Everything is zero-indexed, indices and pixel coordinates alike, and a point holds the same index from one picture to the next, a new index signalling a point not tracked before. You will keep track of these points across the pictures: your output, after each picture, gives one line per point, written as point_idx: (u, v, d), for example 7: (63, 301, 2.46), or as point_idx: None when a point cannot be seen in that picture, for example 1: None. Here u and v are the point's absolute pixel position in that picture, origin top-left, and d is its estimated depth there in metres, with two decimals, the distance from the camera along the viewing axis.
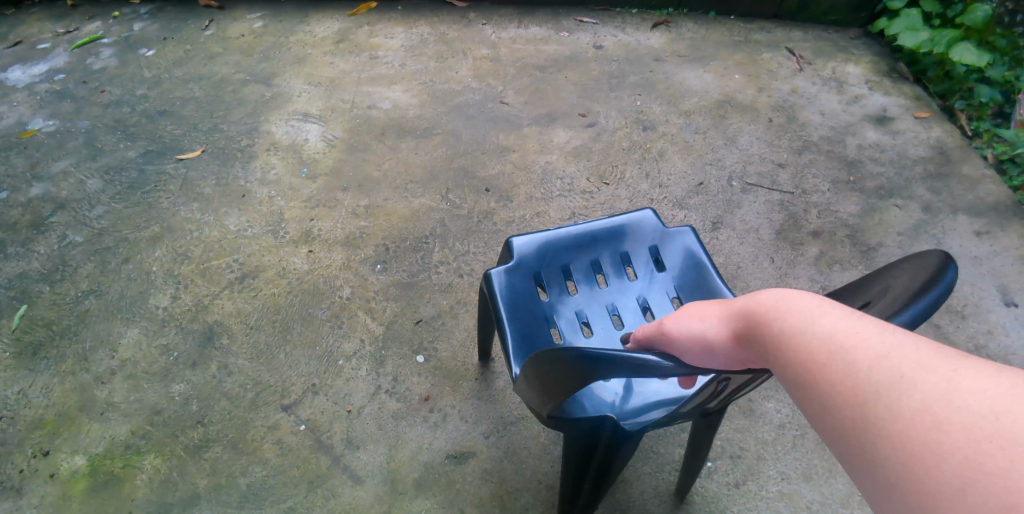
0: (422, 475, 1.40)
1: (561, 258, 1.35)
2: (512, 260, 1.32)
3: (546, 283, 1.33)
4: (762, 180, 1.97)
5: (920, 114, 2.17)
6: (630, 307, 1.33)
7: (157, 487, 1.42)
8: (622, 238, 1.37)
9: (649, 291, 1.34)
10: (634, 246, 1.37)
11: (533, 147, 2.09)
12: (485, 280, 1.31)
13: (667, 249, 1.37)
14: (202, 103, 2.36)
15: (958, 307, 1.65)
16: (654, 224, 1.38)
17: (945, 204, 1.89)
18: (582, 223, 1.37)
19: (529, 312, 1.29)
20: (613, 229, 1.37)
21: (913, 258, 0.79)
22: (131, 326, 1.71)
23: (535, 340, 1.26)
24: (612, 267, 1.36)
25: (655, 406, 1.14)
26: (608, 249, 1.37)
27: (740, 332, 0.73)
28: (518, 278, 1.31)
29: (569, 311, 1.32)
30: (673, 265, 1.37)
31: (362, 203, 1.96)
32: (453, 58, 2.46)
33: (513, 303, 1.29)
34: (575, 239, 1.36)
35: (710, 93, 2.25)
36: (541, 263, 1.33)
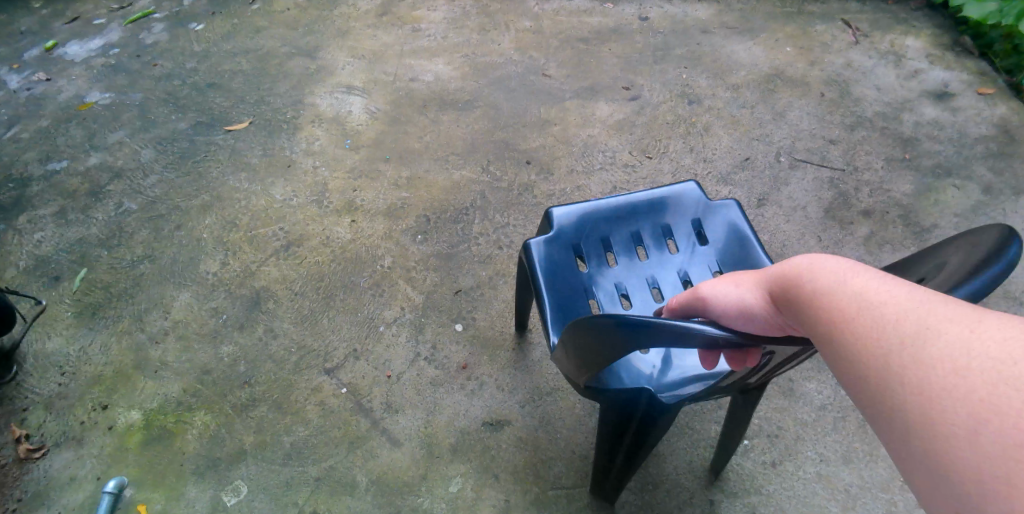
0: (458, 441, 1.42)
1: (601, 230, 1.34)
2: (552, 230, 1.32)
3: (584, 254, 1.32)
4: (811, 156, 1.91)
5: (984, 91, 2.06)
6: (670, 280, 1.31)
7: (206, 443, 1.49)
8: (663, 211, 1.36)
9: (691, 265, 1.32)
10: (677, 218, 1.36)
11: (575, 120, 2.07)
12: (523, 250, 1.32)
13: (710, 222, 1.35)
14: (250, 76, 2.41)
15: (1017, 293, 1.58)
16: (696, 197, 1.37)
17: (1007, 185, 1.80)
18: (623, 195, 1.36)
19: (567, 283, 1.29)
20: (654, 200, 1.36)
21: (973, 232, 0.76)
22: (183, 290, 1.78)
23: (573, 310, 1.26)
24: (652, 240, 1.35)
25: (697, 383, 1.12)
26: (649, 222, 1.36)
27: (775, 296, 0.71)
28: (557, 249, 1.31)
29: (607, 283, 1.31)
30: (717, 238, 1.34)
31: (404, 174, 1.98)
32: (495, 31, 2.44)
33: (552, 273, 1.29)
34: (615, 211, 1.35)
35: (758, 66, 2.19)
36: (581, 234, 1.33)
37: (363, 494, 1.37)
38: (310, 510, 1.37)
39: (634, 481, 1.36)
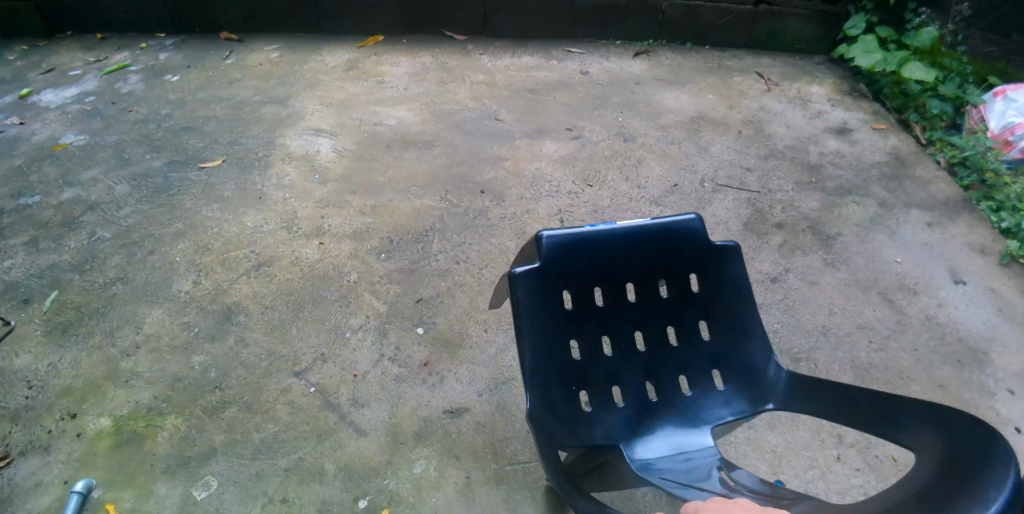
0: (421, 427, 1.52)
1: (594, 264, 1.18)
2: (540, 260, 1.15)
3: (573, 291, 1.17)
4: (732, 181, 2.17)
5: (878, 126, 2.42)
6: (659, 328, 1.23)
7: (177, 443, 1.56)
8: (663, 247, 1.21)
9: (681, 311, 1.24)
10: (674, 257, 1.22)
11: (524, 156, 2.29)
12: (508, 283, 1.14)
13: (709, 267, 1.24)
14: (223, 120, 2.58)
15: (910, 284, 1.85)
16: (701, 235, 1.22)
17: (899, 203, 2.11)
18: (622, 223, 1.18)
19: (553, 324, 1.16)
20: (654, 235, 1.20)
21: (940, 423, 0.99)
22: (155, 308, 1.87)
23: (557, 356, 1.16)
24: (646, 279, 1.22)
25: (700, 470, 1.21)
26: (646, 259, 1.20)
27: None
28: (543, 283, 1.15)
29: (594, 324, 1.20)
30: (711, 288, 1.25)
31: (369, 204, 2.13)
32: (453, 83, 2.70)
33: (536, 312, 1.15)
34: (612, 243, 1.18)
35: (686, 110, 2.49)
36: (572, 267, 1.16)
37: (331, 480, 1.44)
38: (280, 498, 1.43)
39: None
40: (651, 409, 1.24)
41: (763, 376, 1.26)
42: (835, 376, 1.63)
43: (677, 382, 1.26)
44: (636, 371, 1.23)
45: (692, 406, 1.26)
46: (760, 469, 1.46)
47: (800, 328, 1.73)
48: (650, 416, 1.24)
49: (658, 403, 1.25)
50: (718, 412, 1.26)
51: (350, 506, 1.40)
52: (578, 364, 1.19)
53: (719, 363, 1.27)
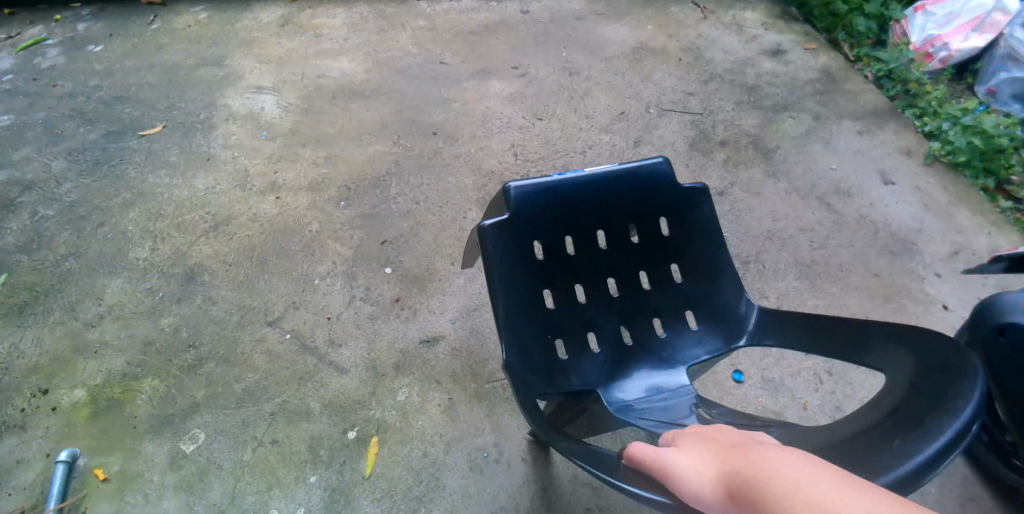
0: (400, 359, 1.57)
1: (563, 213, 1.19)
2: (509, 211, 1.15)
3: (544, 242, 1.19)
4: (675, 105, 2.25)
5: (809, 47, 2.52)
6: (629, 274, 1.26)
7: (158, 404, 1.54)
8: (630, 193, 1.22)
9: (650, 255, 1.27)
10: (642, 203, 1.23)
11: (472, 97, 2.30)
12: (479, 236, 1.14)
13: (677, 211, 1.25)
14: (157, 87, 2.48)
15: (847, 188, 1.98)
16: (668, 177, 1.22)
17: (831, 114, 2.24)
18: (589, 171, 1.19)
19: (526, 274, 1.18)
20: (622, 181, 1.20)
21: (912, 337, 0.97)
22: (115, 277, 1.80)
23: (529, 306, 1.18)
24: (615, 225, 1.23)
25: (678, 406, 1.26)
26: (614, 205, 1.21)
27: (730, 484, 0.76)
28: (512, 234, 1.16)
29: (566, 274, 1.22)
30: (679, 232, 1.27)
31: (322, 154, 2.12)
32: (393, 32, 2.66)
33: (507, 263, 1.15)
34: (579, 190, 1.19)
35: (626, 42, 2.53)
36: (540, 218, 1.17)
37: (318, 417, 1.48)
38: (270, 440, 1.46)
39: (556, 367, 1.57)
40: (627, 352, 1.29)
41: (734, 313, 1.29)
42: (781, 273, 1.75)
43: (650, 325, 1.29)
44: (609, 316, 1.26)
45: (667, 346, 1.30)
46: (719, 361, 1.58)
47: (748, 234, 1.84)
48: (627, 360, 1.29)
49: (633, 346, 1.29)
50: (693, 350, 1.30)
51: (340, 438, 1.45)
52: (551, 312, 1.21)
53: (691, 303, 1.30)
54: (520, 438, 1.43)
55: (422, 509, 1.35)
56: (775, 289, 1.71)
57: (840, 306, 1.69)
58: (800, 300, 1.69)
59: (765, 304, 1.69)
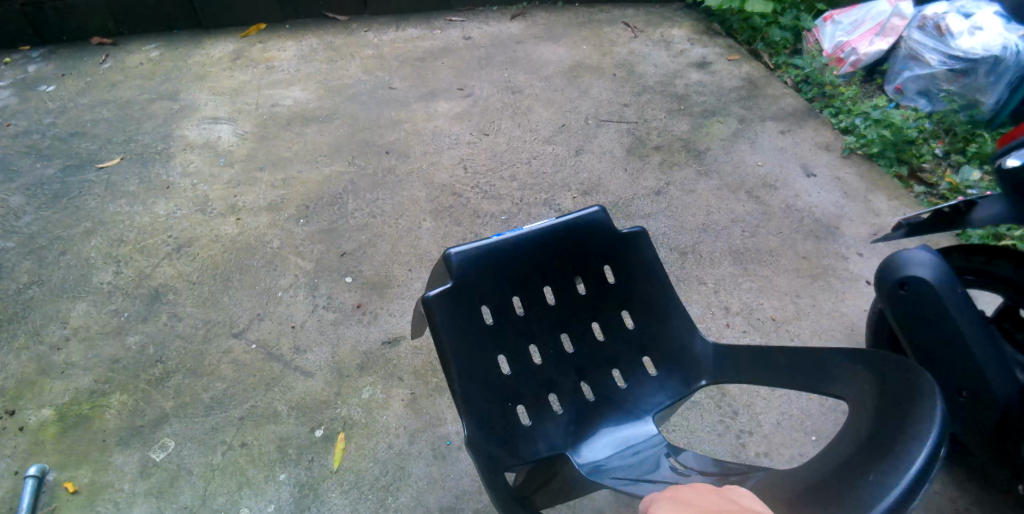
0: (364, 360, 1.64)
1: (508, 273, 1.19)
2: (452, 278, 1.15)
3: (491, 304, 1.18)
4: (612, 117, 2.41)
5: (732, 58, 2.74)
6: (582, 326, 1.25)
7: (127, 417, 1.58)
8: (571, 245, 1.22)
9: (601, 304, 1.26)
10: (582, 254, 1.23)
11: (421, 117, 2.42)
12: (424, 307, 1.14)
13: (620, 257, 1.26)
14: (113, 122, 2.46)
15: (772, 183, 2.17)
16: (605, 226, 1.23)
17: (755, 117, 2.44)
18: (525, 229, 1.19)
19: (476, 339, 1.16)
20: (560, 236, 1.21)
21: (873, 365, 0.98)
22: (79, 301, 1.84)
23: (484, 373, 1.16)
24: (561, 279, 1.23)
25: (649, 460, 1.21)
26: (556, 258, 1.22)
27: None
28: (458, 301, 1.15)
29: (518, 334, 1.20)
30: (625, 276, 1.27)
31: (280, 177, 2.19)
32: (343, 60, 2.75)
33: (455, 331, 1.14)
34: (521, 249, 1.19)
35: (564, 61, 2.70)
36: (483, 282, 1.17)
37: (286, 419, 1.54)
38: (239, 443, 1.51)
39: None
40: (591, 408, 1.25)
41: (691, 353, 1.27)
42: (716, 261, 1.89)
43: (611, 376, 1.26)
44: (567, 372, 1.23)
45: (631, 398, 1.26)
46: None
47: (683, 228, 1.99)
48: (592, 417, 1.24)
49: (596, 401, 1.25)
50: (656, 398, 1.26)
51: (308, 436, 1.51)
52: (507, 377, 1.18)
53: (648, 350, 1.27)
54: None
55: (390, 497, 1.40)
56: (712, 275, 1.85)
57: (772, 287, 1.83)
58: (736, 284, 1.83)
59: (704, 288, 1.83)
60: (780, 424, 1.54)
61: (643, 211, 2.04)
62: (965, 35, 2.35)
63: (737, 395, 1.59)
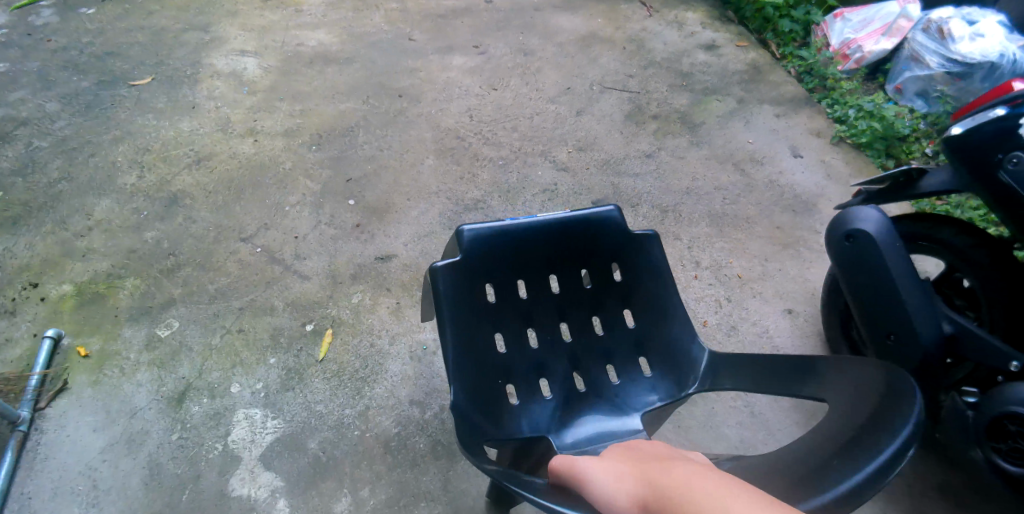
0: (357, 271, 1.80)
1: (515, 258, 1.16)
2: (460, 254, 1.13)
3: (495, 284, 1.16)
4: (616, 85, 2.53)
5: (741, 44, 2.84)
6: (582, 319, 1.22)
7: (138, 298, 1.74)
8: (582, 238, 1.18)
9: (604, 300, 1.22)
10: (594, 247, 1.20)
11: (436, 68, 2.56)
12: (429, 276, 1.12)
13: (630, 256, 1.21)
14: (147, 45, 2.61)
15: (760, 158, 2.27)
16: (620, 226, 1.19)
17: (754, 99, 2.54)
18: (540, 215, 1.16)
19: (474, 316, 1.14)
20: (574, 228, 1.17)
21: (860, 370, 0.89)
22: (103, 198, 1.99)
23: (478, 350, 1.14)
24: (567, 269, 1.20)
25: None
26: (565, 250, 1.18)
27: (642, 487, 0.72)
28: (465, 277, 1.13)
29: (516, 317, 1.18)
30: (632, 277, 1.22)
31: (297, 108, 2.34)
32: (367, 10, 2.89)
33: (457, 306, 1.12)
34: (532, 234, 1.16)
35: (578, 31, 2.82)
36: (491, 262, 1.15)
37: (280, 312, 1.70)
38: (237, 328, 1.67)
39: None
40: (579, 399, 1.21)
41: (687, 356, 1.21)
42: (694, 220, 2.02)
43: (604, 372, 1.23)
44: (559, 359, 1.21)
45: (621, 394, 1.22)
46: None
47: (668, 189, 2.12)
48: (579, 407, 1.21)
49: (585, 392, 1.22)
50: (646, 397, 1.22)
51: (299, 329, 1.67)
52: (501, 356, 1.17)
53: (644, 349, 1.23)
54: None
55: (366, 387, 1.56)
56: (687, 233, 1.98)
57: (743, 248, 1.95)
58: (709, 242, 1.96)
59: (678, 243, 1.95)
60: None
61: (632, 171, 2.17)
62: (966, 40, 2.38)
63: None
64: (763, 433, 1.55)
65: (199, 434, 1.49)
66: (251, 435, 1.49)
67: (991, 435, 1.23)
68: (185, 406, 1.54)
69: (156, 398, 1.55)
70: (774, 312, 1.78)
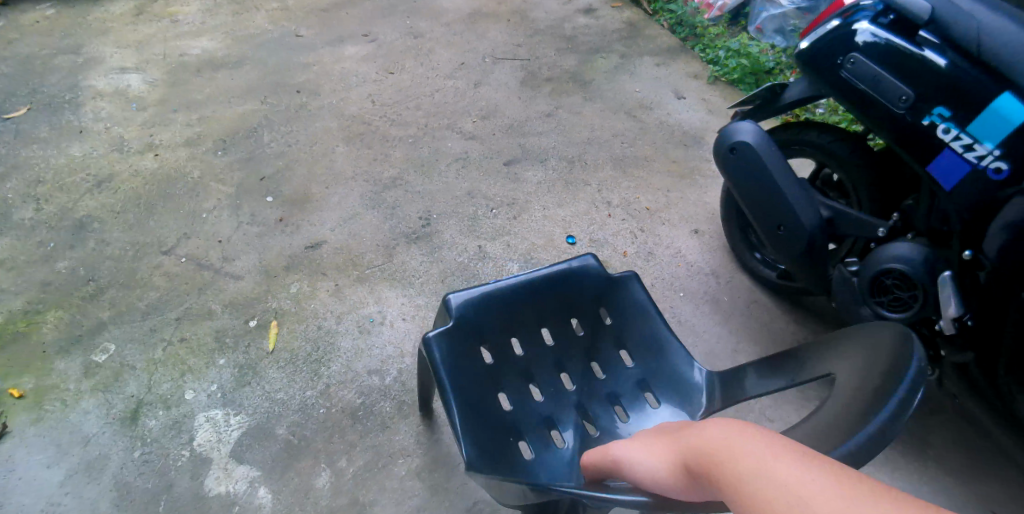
0: (290, 262, 1.83)
1: (504, 317, 1.25)
2: (451, 319, 1.21)
3: (489, 346, 1.23)
4: (507, 56, 2.65)
5: (615, 4, 3.03)
6: (577, 367, 1.28)
7: (64, 329, 1.67)
8: (565, 290, 1.28)
9: (597, 346, 1.29)
10: (579, 294, 1.29)
11: (329, 60, 2.57)
12: (424, 345, 1.20)
13: (613, 297, 1.30)
14: (14, 76, 2.47)
15: (648, 103, 2.45)
16: (599, 273, 1.30)
17: (635, 52, 2.73)
18: (521, 272, 1.26)
19: (473, 377, 1.19)
20: (555, 279, 1.27)
21: (855, 342, 0.94)
22: (0, 237, 1.89)
23: (482, 408, 1.16)
24: (555, 320, 1.28)
25: None
26: (550, 302, 1.27)
27: (702, 464, 0.73)
28: (459, 340, 1.20)
29: (514, 374, 1.25)
30: (618, 317, 1.31)
31: (194, 117, 2.30)
32: (248, 13, 2.84)
33: (455, 368, 1.18)
34: (517, 292, 1.25)
35: (461, 10, 2.91)
36: (481, 322, 1.23)
37: (220, 314, 1.70)
38: (178, 337, 1.65)
39: (421, 245, 1.89)
40: (590, 442, 1.21)
41: (691, 384, 1.24)
42: (599, 166, 2.18)
43: (612, 412, 1.25)
44: (566, 408, 1.25)
45: (633, 432, 1.21)
46: (556, 231, 1.96)
47: (571, 142, 2.26)
48: (591, 448, 1.20)
49: (598, 435, 1.22)
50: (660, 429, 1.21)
51: (244, 326, 1.68)
52: (507, 414, 1.20)
53: (647, 383, 1.26)
54: (398, 303, 1.74)
55: (322, 367, 1.60)
56: (596, 178, 2.14)
57: (647, 184, 2.12)
58: (616, 184, 2.12)
59: (589, 189, 2.10)
60: (654, 285, 1.84)
61: (536, 130, 2.30)
62: None
63: (618, 266, 1.88)
64: (692, 336, 1.72)
65: (163, 446, 1.46)
66: (217, 435, 1.48)
67: (874, 293, 1.45)
68: (141, 422, 1.50)
69: (108, 422, 1.50)
70: (683, 235, 1.97)
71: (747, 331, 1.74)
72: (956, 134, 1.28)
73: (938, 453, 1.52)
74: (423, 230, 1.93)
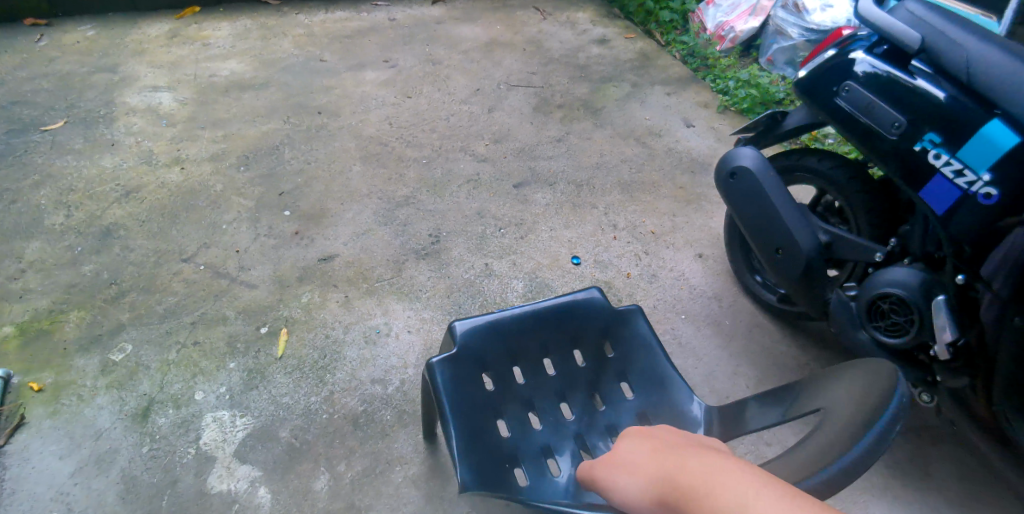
0: (303, 273, 1.90)
1: (509, 345, 1.27)
2: (456, 347, 1.23)
3: (492, 374, 1.25)
4: (522, 83, 2.74)
5: (629, 36, 3.11)
6: (578, 399, 1.30)
7: (86, 329, 1.75)
8: (570, 322, 1.30)
9: (598, 378, 1.31)
10: (584, 325, 1.30)
11: (350, 83, 2.68)
12: (427, 370, 1.22)
13: (619, 330, 1.32)
14: (54, 91, 2.60)
15: (657, 131, 2.52)
16: (604, 306, 1.31)
17: (646, 82, 2.80)
18: (528, 302, 1.28)
19: (475, 405, 1.22)
20: (561, 311, 1.29)
21: (836, 372, 0.97)
22: (32, 240, 1.98)
23: (482, 435, 1.19)
24: (559, 352, 1.30)
25: None
26: (555, 333, 1.29)
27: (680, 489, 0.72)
28: (463, 367, 1.23)
29: (515, 402, 1.26)
30: (622, 349, 1.33)
31: (219, 134, 2.40)
32: (275, 39, 2.98)
33: (457, 394, 1.20)
34: (522, 322, 1.27)
35: (479, 39, 3.02)
36: (486, 350, 1.25)
37: (233, 320, 1.77)
38: (191, 341, 1.72)
39: (429, 261, 1.95)
40: None
41: (691, 420, 1.25)
42: (606, 190, 2.23)
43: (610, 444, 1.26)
44: (564, 438, 1.26)
45: None
46: (562, 251, 2.01)
47: (580, 166, 2.33)
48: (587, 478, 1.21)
49: None
50: None
51: (255, 333, 1.74)
52: (506, 441, 1.22)
53: (647, 416, 1.27)
54: (404, 316, 1.80)
55: (328, 374, 1.66)
56: (603, 202, 2.19)
57: (653, 209, 2.17)
58: (623, 207, 2.17)
59: (595, 211, 2.16)
60: (655, 307, 1.87)
61: (546, 154, 2.37)
62: (819, 10, 2.69)
63: (621, 287, 1.92)
64: (692, 359, 1.75)
65: (171, 443, 1.52)
66: (223, 435, 1.53)
67: (871, 317, 1.48)
68: (151, 420, 1.56)
69: (120, 418, 1.56)
70: (686, 259, 2.01)
71: (747, 355, 1.76)
72: (947, 159, 1.31)
73: (940, 486, 1.51)
74: (432, 247, 2.00)
